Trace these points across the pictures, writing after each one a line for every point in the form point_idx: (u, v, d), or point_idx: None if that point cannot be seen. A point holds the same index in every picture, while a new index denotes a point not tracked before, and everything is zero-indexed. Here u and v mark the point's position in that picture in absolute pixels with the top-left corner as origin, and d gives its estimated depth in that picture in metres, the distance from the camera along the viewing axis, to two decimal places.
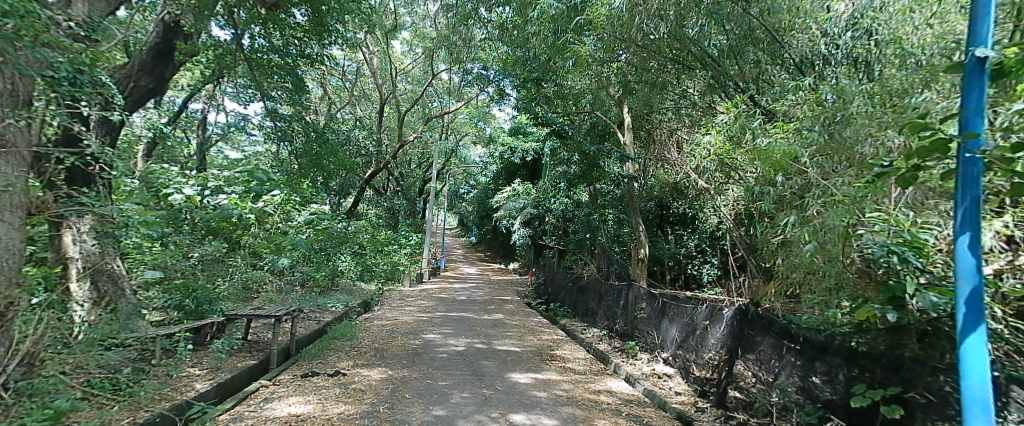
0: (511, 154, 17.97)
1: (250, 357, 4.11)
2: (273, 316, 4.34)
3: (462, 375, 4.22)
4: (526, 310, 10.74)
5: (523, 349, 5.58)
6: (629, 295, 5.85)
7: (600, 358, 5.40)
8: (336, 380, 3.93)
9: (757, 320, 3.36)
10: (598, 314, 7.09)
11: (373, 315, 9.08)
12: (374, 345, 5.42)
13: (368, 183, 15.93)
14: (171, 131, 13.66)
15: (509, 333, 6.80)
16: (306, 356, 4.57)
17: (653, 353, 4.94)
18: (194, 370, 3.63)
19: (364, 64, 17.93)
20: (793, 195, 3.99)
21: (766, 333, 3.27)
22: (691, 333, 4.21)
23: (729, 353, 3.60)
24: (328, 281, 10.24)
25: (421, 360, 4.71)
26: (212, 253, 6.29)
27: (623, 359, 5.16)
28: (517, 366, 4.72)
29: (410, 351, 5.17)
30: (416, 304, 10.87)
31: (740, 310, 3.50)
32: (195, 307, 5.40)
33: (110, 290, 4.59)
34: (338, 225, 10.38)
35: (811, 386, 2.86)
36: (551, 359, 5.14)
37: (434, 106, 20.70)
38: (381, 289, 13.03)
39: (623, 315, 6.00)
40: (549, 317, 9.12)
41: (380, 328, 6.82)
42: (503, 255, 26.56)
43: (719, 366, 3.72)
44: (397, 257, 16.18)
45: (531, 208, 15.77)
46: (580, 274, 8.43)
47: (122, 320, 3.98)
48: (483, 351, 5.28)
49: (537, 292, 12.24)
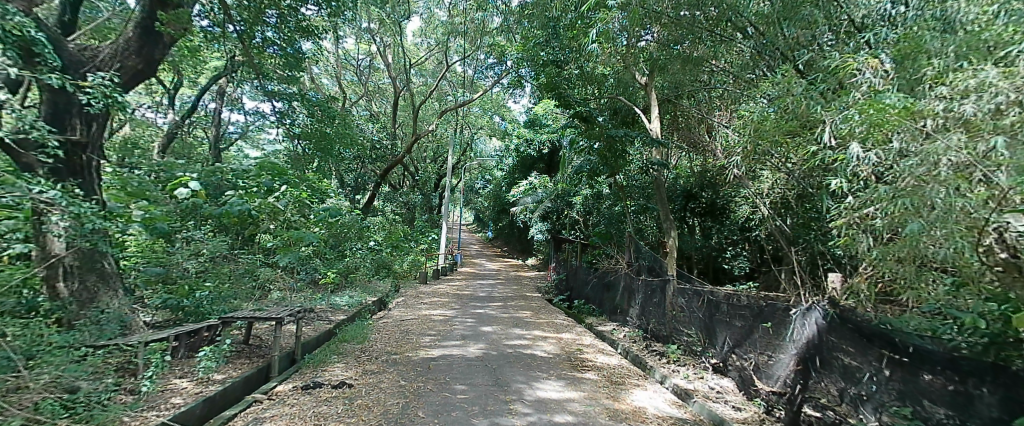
0: (527, 146, 17.52)
1: (248, 365, 3.72)
2: (273, 319, 3.94)
3: (483, 386, 3.78)
4: (547, 307, 10.28)
5: (549, 353, 5.11)
6: (664, 291, 5.33)
7: (635, 363, 4.89)
8: (341, 393, 3.49)
9: (840, 324, 2.86)
10: (628, 312, 6.58)
11: (388, 314, 8.73)
12: (386, 349, 5.01)
13: (383, 179, 15.62)
14: (183, 127, 13.48)
15: (532, 333, 6.35)
16: (311, 364, 4.16)
17: (697, 357, 4.43)
18: (180, 383, 3.21)
19: (377, 56, 17.61)
20: (875, 167, 3.47)
21: (856, 341, 2.75)
22: (748, 336, 3.70)
23: (802, 364, 3.08)
24: (342, 279, 9.93)
25: (437, 367, 4.28)
26: (217, 250, 5.95)
27: (662, 364, 4.65)
28: (547, 374, 4.26)
29: (426, 355, 4.75)
30: (433, 302, 10.50)
31: (818, 312, 3.00)
32: (199, 308, 5.06)
33: (99, 292, 4.11)
34: (352, 220, 10.06)
35: (928, 411, 2.33)
36: (581, 365, 4.65)
37: (449, 100, 20.30)
38: (397, 285, 12.70)
39: (658, 314, 5.49)
40: (572, 316, 8.62)
41: (395, 328, 6.46)
42: (520, 251, 26.11)
43: (790, 379, 3.19)
44: (413, 253, 15.86)
45: (550, 202, 15.31)
46: (605, 268, 7.91)
47: (104, 326, 3.60)
48: (507, 355, 4.85)
49: (558, 287, 11.76)
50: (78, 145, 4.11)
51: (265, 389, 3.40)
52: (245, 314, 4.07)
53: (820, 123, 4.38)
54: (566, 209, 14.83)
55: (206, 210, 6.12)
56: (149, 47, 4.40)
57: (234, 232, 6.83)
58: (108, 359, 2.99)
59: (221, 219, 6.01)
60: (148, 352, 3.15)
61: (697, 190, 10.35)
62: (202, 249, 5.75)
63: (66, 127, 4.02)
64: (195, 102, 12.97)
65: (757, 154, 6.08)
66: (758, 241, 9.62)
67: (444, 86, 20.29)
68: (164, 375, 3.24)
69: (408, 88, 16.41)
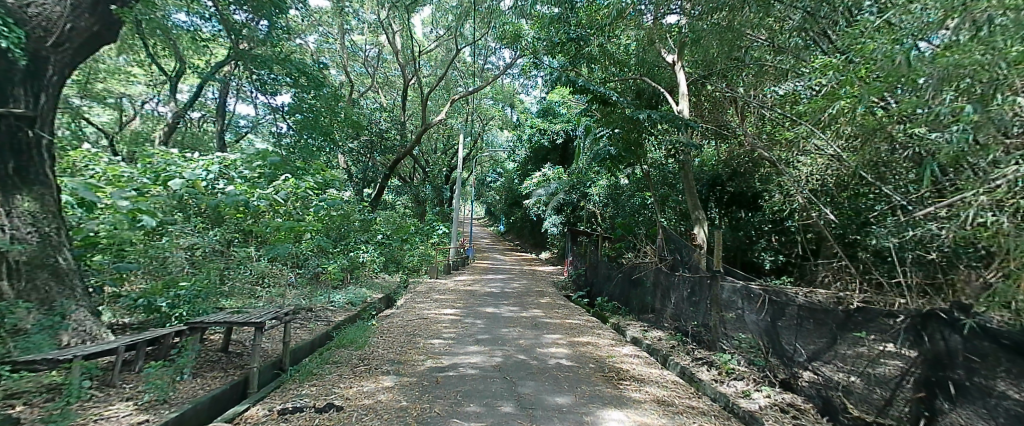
0: (540, 136, 16.89)
1: (220, 380, 3.12)
2: (251, 323, 3.32)
3: (503, 408, 3.14)
4: (566, 304, 9.63)
5: (578, 362, 4.43)
6: (708, 290, 4.65)
7: (679, 374, 4.21)
8: (324, 421, 2.84)
9: (984, 339, 2.22)
10: (662, 313, 5.88)
11: (394, 312, 8.16)
12: (388, 356, 4.39)
13: (391, 171, 15.09)
14: (184, 118, 13.00)
15: (554, 336, 5.70)
16: (295, 379, 3.51)
17: (757, 370, 3.74)
18: (119, 406, 2.56)
19: (385, 46, 17.08)
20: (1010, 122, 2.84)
21: (1011, 361, 2.11)
22: (832, 348, 3.04)
23: (928, 391, 2.43)
24: (348, 275, 9.41)
25: (445, 381, 3.67)
26: (211, 243, 5.41)
27: (713, 376, 3.96)
28: (580, 391, 3.59)
29: (434, 366, 4.12)
30: (443, 298, 9.92)
31: (950, 325, 2.35)
32: (179, 307, 4.41)
33: (54, 291, 3.50)
34: (357, 212, 9.52)
35: None
36: (617, 378, 3.98)
37: (459, 90, 19.68)
38: (407, 280, 12.19)
39: (698, 315, 4.82)
40: (594, 314, 7.98)
41: (400, 330, 5.86)
42: (533, 245, 25.54)
43: (908, 407, 2.52)
44: (423, 248, 15.32)
45: (564, 194, 14.69)
46: (631, 262, 7.23)
47: (31, 337, 2.94)
48: (530, 365, 4.20)
49: (577, 283, 11.10)
50: (23, 120, 3.52)
51: (231, 415, 2.76)
52: (218, 318, 3.42)
53: (911, 89, 3.67)
54: (582, 201, 14.17)
55: (202, 200, 5.76)
56: (103, 5, 3.81)
57: (232, 225, 6.31)
58: (16, 381, 2.32)
59: (216, 209, 5.56)
60: (78, 371, 2.50)
61: (724, 179, 9.82)
62: (188, 241, 5.19)
63: (7, 98, 3.43)
64: (198, 91, 12.55)
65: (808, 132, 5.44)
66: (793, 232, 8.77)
67: (454, 77, 19.69)
68: (99, 401, 2.58)
69: (416, 78, 15.84)
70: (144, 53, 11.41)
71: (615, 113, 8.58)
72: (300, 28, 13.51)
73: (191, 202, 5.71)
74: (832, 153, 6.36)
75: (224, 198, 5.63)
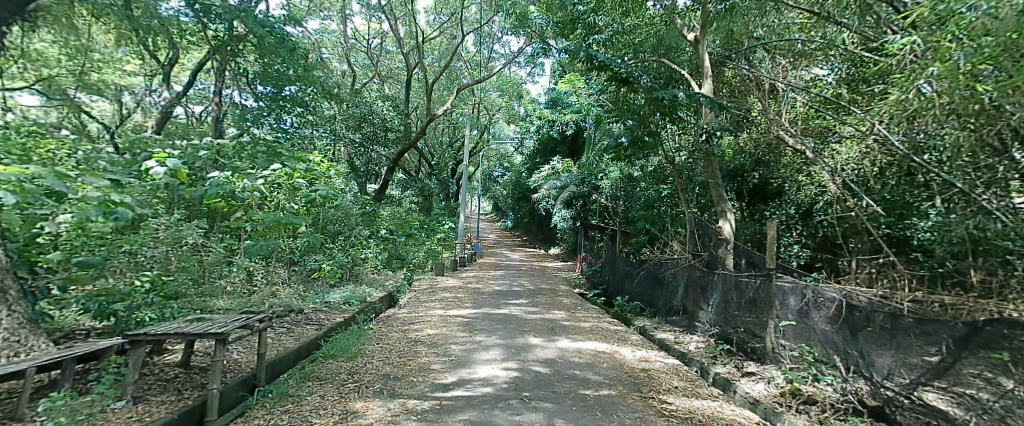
0: (549, 128, 16.25)
1: (168, 408, 2.54)
2: (209, 335, 2.68)
3: None
4: (582, 304, 9.02)
5: (608, 379, 3.85)
6: (763, 294, 4.06)
7: (738, 399, 3.62)
8: None
9: None
10: (696, 315, 5.27)
11: (394, 313, 7.58)
12: (383, 369, 3.79)
13: (395, 164, 14.49)
14: (181, 110, 12.45)
15: (577, 343, 5.11)
16: (265, 403, 2.93)
17: (837, 395, 3.19)
18: None
19: (388, 35, 16.44)
20: None
21: None
22: (954, 368, 2.53)
23: None
24: (348, 272, 8.84)
25: (449, 406, 3.05)
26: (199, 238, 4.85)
27: (782, 401, 3.39)
28: (618, 419, 3.01)
29: (436, 382, 3.51)
30: (450, 298, 9.34)
31: None
32: (141, 310, 3.87)
33: None
34: (358, 207, 8.94)
35: None
36: (660, 402, 3.40)
37: (465, 81, 19.07)
38: (411, 278, 11.64)
39: (749, 321, 4.25)
40: (613, 314, 7.35)
41: (402, 335, 5.29)
42: (542, 240, 24.87)
43: None
44: (429, 243, 14.76)
45: (575, 187, 14.08)
46: (654, 259, 6.61)
47: None
48: (552, 383, 3.60)
49: (591, 281, 10.51)
50: None
51: None
52: (170, 328, 2.78)
53: None
54: (594, 194, 13.55)
55: (184, 190, 5.19)
56: None
57: (219, 219, 5.76)
58: None
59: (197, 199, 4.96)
60: None
61: (747, 169, 8.94)
62: (170, 235, 4.38)
63: None
64: (193, 81, 11.99)
65: (891, 102, 4.63)
66: (818, 226, 7.91)
67: (459, 67, 19.06)
68: None
69: (421, 68, 15.19)
70: (139, 40, 10.87)
71: (633, 96, 7.93)
72: (300, 13, 12.96)
73: (171, 191, 5.12)
74: (884, 137, 5.66)
75: (206, 189, 5.01)
